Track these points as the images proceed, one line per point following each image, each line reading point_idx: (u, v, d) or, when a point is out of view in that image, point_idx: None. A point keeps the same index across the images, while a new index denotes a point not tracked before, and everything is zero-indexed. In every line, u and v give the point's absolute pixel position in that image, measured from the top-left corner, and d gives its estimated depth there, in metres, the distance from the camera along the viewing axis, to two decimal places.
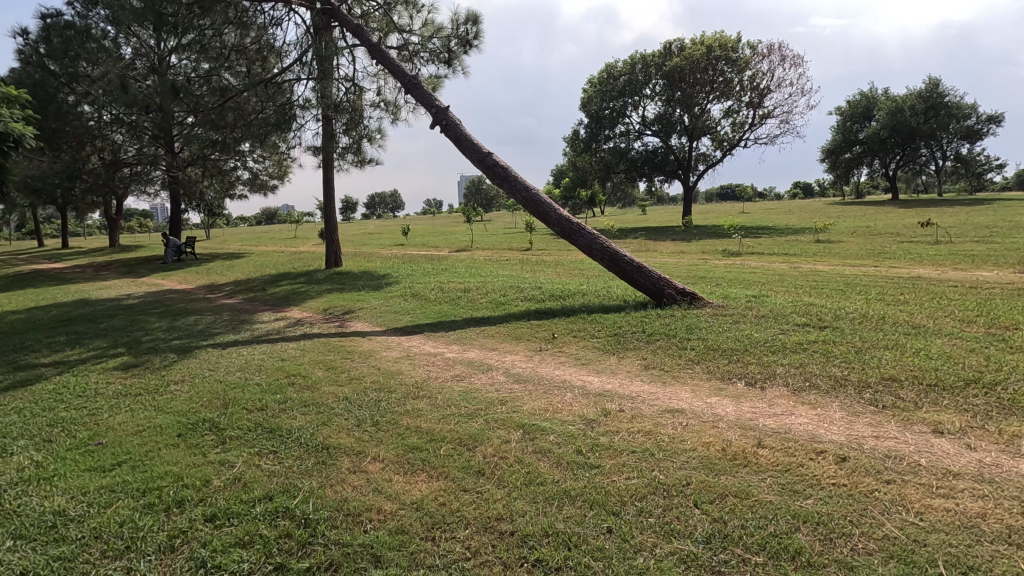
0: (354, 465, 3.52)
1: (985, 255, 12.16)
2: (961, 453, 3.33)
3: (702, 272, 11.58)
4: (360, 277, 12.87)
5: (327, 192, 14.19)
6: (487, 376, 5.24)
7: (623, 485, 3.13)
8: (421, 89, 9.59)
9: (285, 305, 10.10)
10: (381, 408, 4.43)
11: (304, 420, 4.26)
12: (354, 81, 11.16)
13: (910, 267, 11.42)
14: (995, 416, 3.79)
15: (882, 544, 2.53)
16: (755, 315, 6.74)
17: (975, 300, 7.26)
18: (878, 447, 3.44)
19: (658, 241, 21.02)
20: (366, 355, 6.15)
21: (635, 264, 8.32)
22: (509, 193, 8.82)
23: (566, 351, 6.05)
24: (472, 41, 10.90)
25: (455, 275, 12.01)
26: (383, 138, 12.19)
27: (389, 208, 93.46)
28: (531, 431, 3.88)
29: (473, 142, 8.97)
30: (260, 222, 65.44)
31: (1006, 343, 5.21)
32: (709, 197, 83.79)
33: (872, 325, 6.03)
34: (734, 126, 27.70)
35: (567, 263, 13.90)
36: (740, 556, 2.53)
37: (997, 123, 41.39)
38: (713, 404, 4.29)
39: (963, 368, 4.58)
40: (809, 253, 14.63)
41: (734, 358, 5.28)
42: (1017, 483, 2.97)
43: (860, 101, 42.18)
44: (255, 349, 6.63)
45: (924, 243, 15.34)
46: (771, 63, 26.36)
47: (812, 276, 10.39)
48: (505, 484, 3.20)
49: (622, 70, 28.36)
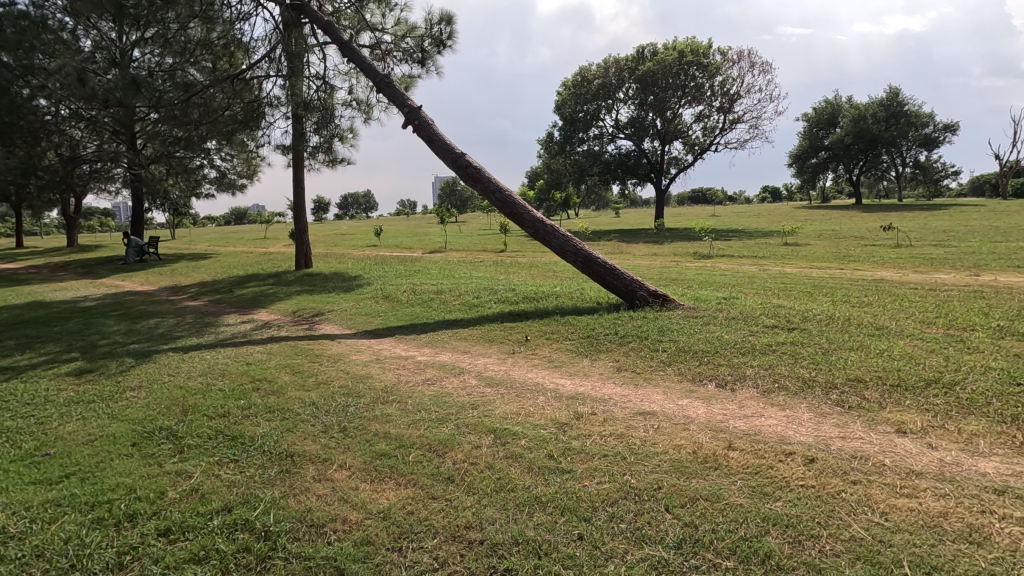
0: (320, 473, 3.41)
1: (943, 259, 12.65)
2: (924, 453, 3.40)
3: (674, 274, 11.75)
4: (330, 278, 12.67)
5: (297, 191, 13.92)
6: (459, 380, 5.16)
7: (594, 490, 3.09)
8: (394, 89, 9.46)
9: (251, 307, 9.84)
10: (349, 414, 4.32)
11: (269, 426, 4.12)
12: (325, 79, 10.96)
13: (872, 270, 11.82)
14: (954, 415, 3.88)
15: (850, 546, 2.55)
16: (725, 317, 6.84)
17: (934, 302, 7.52)
18: (844, 447, 3.49)
19: (630, 243, 21.29)
20: (334, 359, 6.01)
21: (608, 266, 8.34)
22: (483, 194, 8.70)
23: (539, 353, 6.02)
24: (446, 41, 10.79)
25: (427, 276, 11.90)
26: (354, 138, 12.01)
27: (363, 209, 92.01)
28: (503, 435, 3.82)
29: (446, 142, 8.88)
30: (230, 222, 63.59)
31: (963, 343, 5.39)
32: (680, 200, 85.06)
33: (838, 327, 6.17)
34: (705, 130, 28.16)
35: (541, 264, 13.94)
36: (711, 561, 2.51)
37: (954, 131, 43.08)
38: (685, 406, 4.31)
39: (925, 368, 4.70)
40: (778, 256, 15.01)
41: (704, 359, 5.34)
42: (976, 482, 3.03)
43: (825, 108, 43.40)
44: (218, 354, 6.39)
45: (886, 246, 15.84)
46: (741, 69, 26.84)
47: (780, 278, 10.63)
48: (476, 492, 3.13)
49: (596, 73, 28.52)
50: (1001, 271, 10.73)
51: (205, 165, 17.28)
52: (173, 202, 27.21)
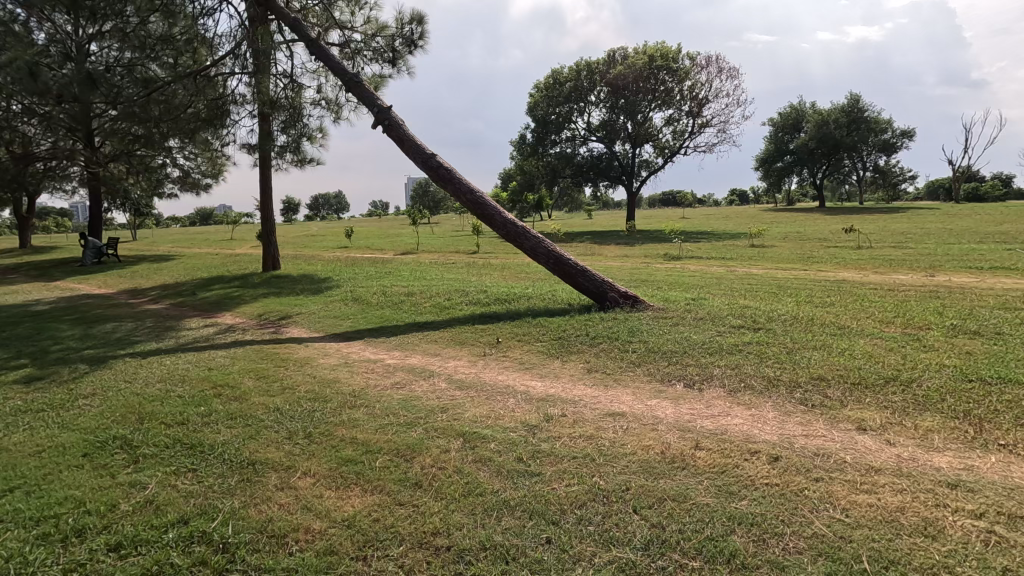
0: (282, 481, 3.32)
1: (901, 260, 13.10)
2: (883, 449, 3.48)
3: (644, 275, 11.91)
4: (299, 281, 12.41)
5: (264, 192, 13.59)
6: (428, 383, 5.09)
7: (563, 492, 3.08)
8: (362, 88, 9.32)
9: (215, 310, 9.56)
10: (316, 419, 4.22)
11: (230, 434, 4.00)
12: (292, 77, 10.76)
13: (834, 271, 12.16)
14: (911, 412, 4.00)
15: (812, 543, 2.59)
16: (693, 317, 6.94)
17: (892, 302, 7.74)
18: (807, 446, 3.55)
19: (601, 245, 21.47)
20: (301, 363, 5.87)
21: (580, 268, 8.36)
22: (454, 195, 8.62)
23: (510, 355, 5.99)
24: (417, 41, 10.69)
25: (398, 278, 11.77)
26: (323, 137, 11.82)
27: (334, 211, 90.46)
28: (472, 439, 3.78)
29: (417, 143, 8.78)
30: (195, 223, 61.73)
31: (920, 342, 5.56)
32: (651, 202, 86.31)
33: (802, 327, 6.31)
34: (675, 134, 28.59)
35: (514, 266, 13.97)
36: (678, 562, 2.52)
37: (910, 138, 44.70)
38: (654, 406, 4.34)
39: (883, 365, 4.84)
40: (744, 257, 15.35)
41: (673, 360, 5.39)
42: (931, 476, 3.13)
43: (790, 113, 44.56)
44: (179, 359, 6.17)
45: (848, 248, 16.31)
46: (709, 74, 27.32)
47: (747, 279, 10.84)
48: (443, 496, 3.08)
49: (568, 76, 28.66)
50: (955, 272, 11.19)
51: (168, 163, 16.73)
52: (133, 202, 26.19)
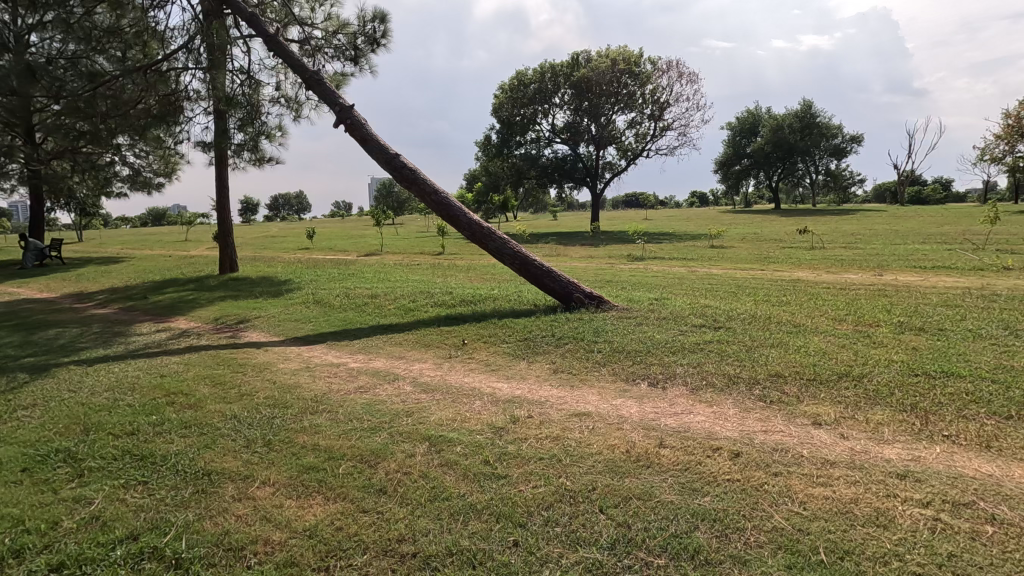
0: (240, 492, 3.20)
1: (851, 260, 13.68)
2: (837, 442, 3.61)
3: (608, 275, 12.07)
4: (258, 283, 12.05)
5: (220, 191, 13.14)
6: (393, 387, 5.00)
7: (530, 494, 3.07)
8: (323, 85, 9.11)
9: (168, 315, 9.18)
10: (275, 426, 4.09)
11: (184, 444, 3.82)
12: (249, 73, 10.45)
13: (789, 271, 12.57)
14: (863, 406, 4.16)
15: (772, 536, 2.66)
16: (656, 317, 7.05)
17: (844, 300, 8.05)
18: (766, 441, 3.65)
19: (566, 246, 21.63)
20: (260, 368, 5.69)
21: (545, 269, 8.38)
22: (418, 195, 8.51)
23: (476, 357, 5.95)
24: (380, 39, 10.52)
25: (361, 280, 11.58)
26: (283, 136, 11.52)
27: (294, 211, 88.21)
28: (438, 443, 3.73)
29: (380, 143, 8.65)
30: (147, 224, 59.20)
31: (870, 339, 5.80)
32: (615, 204, 87.56)
33: (760, 325, 6.49)
34: (638, 137, 29.07)
35: (479, 267, 13.93)
36: (643, 560, 2.54)
37: (859, 143, 46.74)
38: (619, 405, 4.39)
39: (836, 362, 5.03)
40: (705, 258, 15.73)
41: (637, 359, 5.46)
42: (882, 468, 3.26)
43: (747, 118, 45.91)
44: (128, 366, 5.89)
45: (802, 249, 16.92)
46: (670, 78, 27.89)
47: (707, 279, 11.11)
48: (409, 502, 3.03)
49: (532, 78, 28.75)
50: (901, 271, 11.72)
51: (116, 161, 15.97)
52: (78, 201, 24.92)
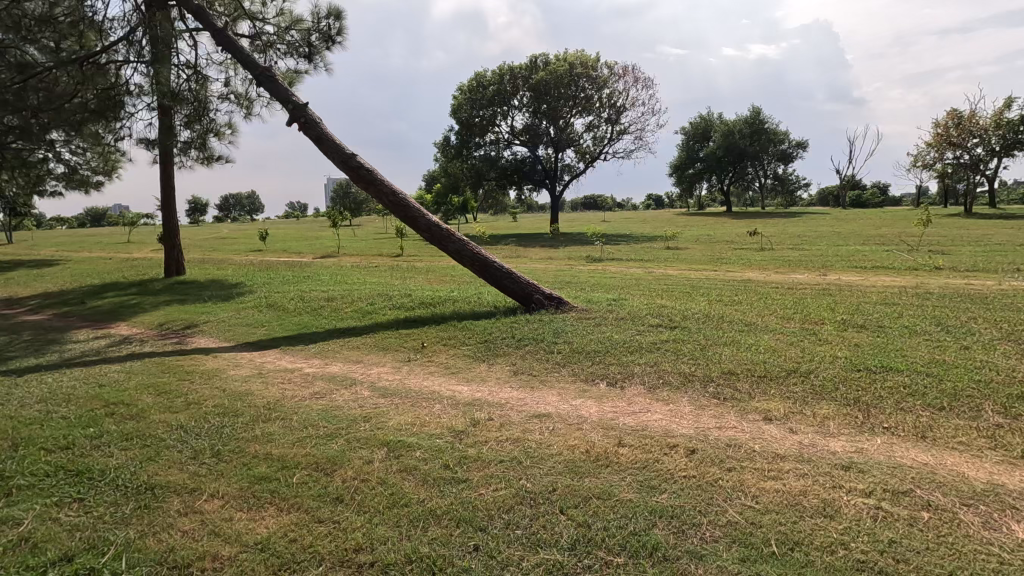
0: (187, 506, 3.05)
1: (798, 261, 14.25)
2: (787, 437, 3.74)
3: (568, 276, 12.18)
4: (207, 286, 11.58)
5: (166, 191, 12.55)
6: (350, 392, 4.89)
7: (490, 497, 3.05)
8: (276, 82, 8.83)
9: (109, 320, 8.70)
10: (225, 435, 3.92)
11: (124, 457, 3.62)
12: (196, 68, 10.05)
13: (740, 271, 13.01)
14: (810, 401, 4.33)
15: (726, 531, 2.72)
16: (614, 317, 7.16)
17: (792, 299, 8.39)
18: (720, 437, 3.75)
19: (526, 247, 21.76)
20: (209, 375, 5.45)
21: (505, 270, 8.38)
22: (375, 196, 8.36)
23: (435, 360, 5.89)
24: (335, 36, 10.29)
25: (317, 282, 11.30)
26: (232, 134, 11.12)
27: (246, 211, 85.22)
28: (397, 448, 3.66)
29: (336, 142, 8.45)
30: (85, 224, 55.91)
31: (815, 336, 6.06)
32: (574, 206, 88.56)
33: (713, 324, 6.68)
34: (595, 140, 29.49)
35: (439, 269, 13.81)
36: (603, 559, 2.56)
37: (804, 149, 48.86)
38: (579, 406, 4.42)
39: (785, 359, 5.23)
40: (661, 259, 16.12)
41: (596, 359, 5.53)
42: (828, 460, 3.40)
43: (699, 123, 47.30)
44: (63, 375, 5.53)
45: (752, 250, 17.53)
46: (626, 83, 28.42)
47: (664, 280, 11.37)
48: (366, 510, 2.96)
49: (491, 79, 28.75)
50: (843, 271, 12.31)
51: (49, 157, 15.02)
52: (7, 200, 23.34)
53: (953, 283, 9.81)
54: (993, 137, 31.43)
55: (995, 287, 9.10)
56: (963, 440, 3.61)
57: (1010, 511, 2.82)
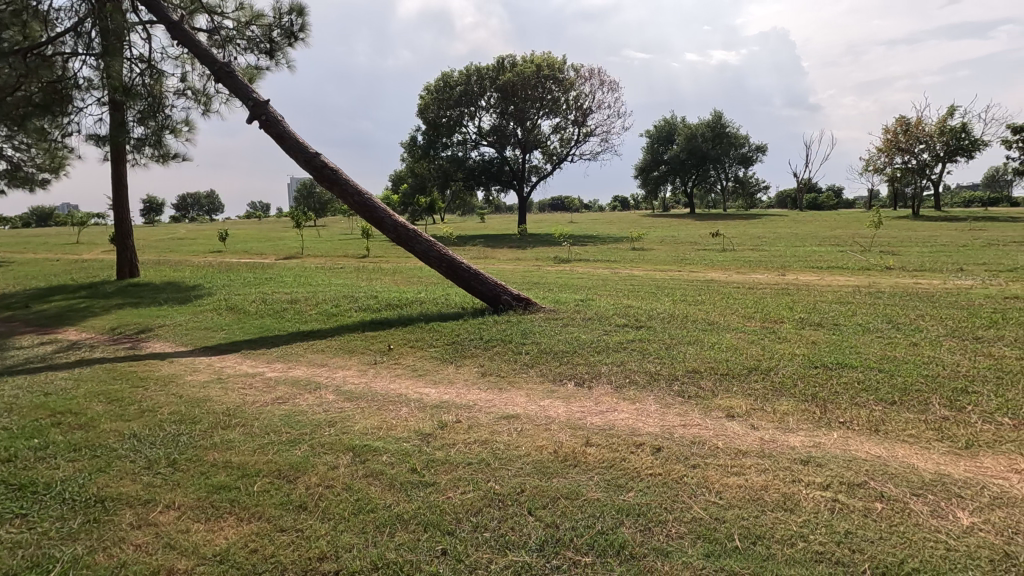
0: (140, 518, 2.92)
1: (759, 261, 14.67)
2: (748, 433, 3.84)
3: (535, 277, 12.24)
4: (162, 289, 11.15)
5: (118, 190, 12.04)
6: (314, 396, 4.78)
7: (458, 500, 3.03)
8: (235, 79, 8.57)
9: (56, 325, 8.29)
10: (181, 443, 3.78)
11: (72, 469, 3.44)
12: (150, 63, 9.69)
13: (703, 271, 13.30)
14: (771, 397, 4.45)
15: (691, 527, 2.77)
16: (582, 318, 7.21)
17: (752, 299, 8.63)
18: (685, 435, 3.82)
19: (493, 248, 21.73)
20: (164, 381, 5.24)
21: (473, 272, 8.34)
22: (340, 196, 8.20)
23: (402, 362, 5.82)
24: (297, 33, 10.08)
25: (279, 284, 11.02)
26: (189, 131, 10.76)
27: (205, 211, 82.45)
28: (363, 453, 3.60)
29: (298, 141, 8.26)
30: (30, 224, 53.10)
31: (774, 334, 6.24)
32: (541, 207, 89.05)
33: (678, 324, 6.81)
34: (562, 141, 29.71)
35: (406, 270, 13.67)
36: (571, 559, 2.57)
37: (763, 152, 50.35)
38: (546, 406, 4.43)
39: (746, 357, 5.36)
40: (627, 259, 16.36)
41: (564, 359, 5.56)
42: (788, 455, 3.50)
43: (663, 126, 48.19)
44: (5, 384, 5.23)
45: (715, 251, 17.99)
46: (592, 86, 28.72)
47: (630, 280, 11.55)
48: (331, 517, 2.89)
49: (458, 80, 28.62)
50: (801, 271, 12.73)
51: None
52: None
53: (903, 282, 10.27)
54: (938, 143, 33.05)
55: (940, 286, 9.56)
56: (912, 433, 3.78)
57: (955, 499, 2.96)
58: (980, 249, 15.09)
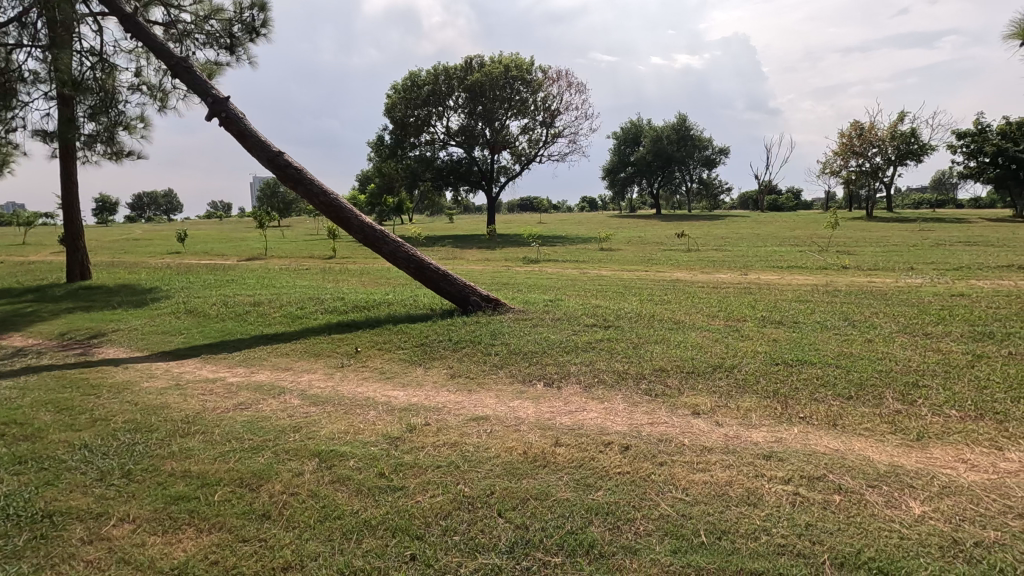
0: (93, 532, 2.79)
1: (722, 261, 15.05)
2: (713, 430, 3.92)
3: (504, 277, 12.25)
4: (116, 292, 10.69)
5: (67, 189, 11.49)
6: (278, 401, 4.65)
7: (427, 504, 2.99)
8: (193, 74, 8.29)
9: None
10: (137, 453, 3.63)
11: (17, 483, 3.27)
12: (102, 56, 9.28)
13: (669, 271, 13.53)
14: (734, 394, 4.56)
15: (658, 524, 2.81)
16: (551, 318, 7.24)
17: (716, 298, 8.83)
18: (653, 433, 3.87)
19: (462, 249, 21.62)
20: (118, 389, 5.02)
21: (441, 273, 8.27)
22: (305, 196, 8.01)
23: (370, 365, 5.73)
24: (259, 28, 9.81)
25: (242, 286, 10.72)
26: (145, 128, 10.38)
27: (162, 211, 79.58)
28: (329, 458, 3.52)
29: (260, 140, 8.04)
30: None
31: (737, 332, 6.40)
32: (510, 207, 89.19)
33: (645, 323, 6.91)
34: (531, 142, 29.81)
35: (373, 271, 13.48)
36: (541, 560, 2.57)
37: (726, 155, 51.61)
38: (516, 407, 4.43)
39: (710, 355, 5.48)
40: (595, 259, 16.55)
41: (533, 360, 5.56)
42: (752, 450, 3.58)
43: (630, 129, 48.87)
44: None
45: (680, 251, 18.36)
46: (560, 88, 28.91)
47: (598, 280, 11.68)
48: (296, 526, 2.82)
49: (425, 79, 28.38)
50: (762, 271, 13.11)
51: None
52: None
53: (858, 281, 10.69)
54: (890, 147, 34.51)
55: (892, 285, 9.95)
56: (868, 426, 3.92)
57: (908, 489, 3.09)
58: (929, 248, 15.81)
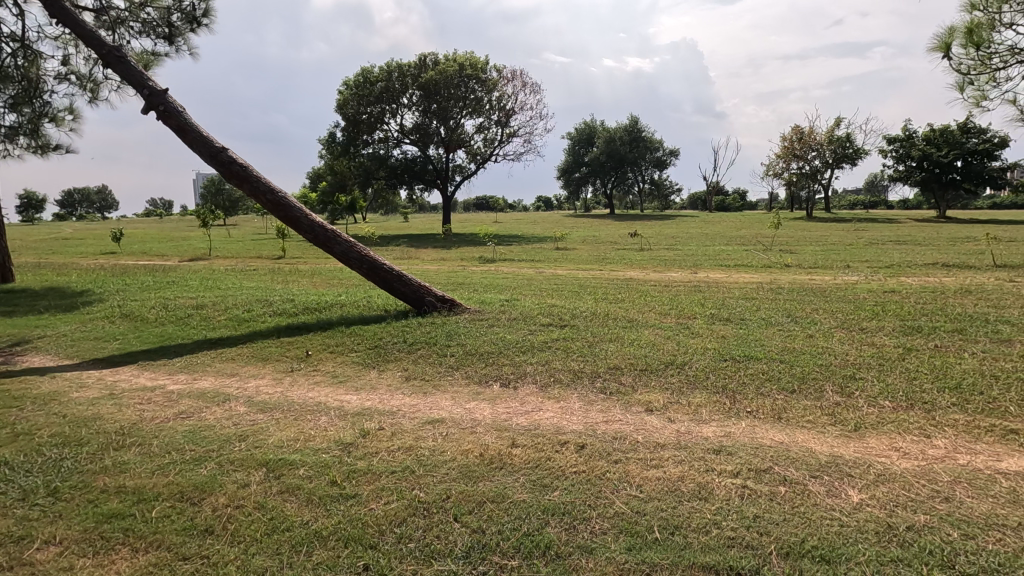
0: (12, 558, 2.58)
1: (673, 260, 15.46)
2: (665, 426, 4.00)
3: (459, 277, 12.18)
4: (42, 295, 9.97)
5: None
6: (223, 409, 4.45)
7: (381, 512, 2.92)
8: (127, 64, 7.82)
9: None
10: (65, 470, 3.38)
11: None
12: (24, 42, 8.63)
13: (623, 270, 13.78)
14: (686, 391, 4.67)
15: (614, 522, 2.84)
16: (507, 318, 7.23)
17: (667, 296, 9.04)
18: (608, 431, 3.92)
19: (417, 248, 21.33)
20: (44, 400, 4.67)
21: (396, 273, 8.12)
22: (251, 195, 7.69)
23: (321, 368, 5.56)
24: (200, 18, 9.37)
25: (184, 288, 10.22)
26: (74, 120, 9.75)
27: (96, 208, 74.94)
28: (277, 467, 3.39)
29: (202, 135, 7.68)
30: None
31: (688, 330, 6.58)
32: (466, 206, 88.75)
33: (600, 322, 7.00)
34: (486, 142, 29.74)
35: (325, 271, 13.13)
36: (498, 564, 2.55)
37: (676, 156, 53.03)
38: (472, 409, 4.39)
39: (662, 352, 5.61)
40: (550, 258, 16.68)
41: (489, 360, 5.54)
42: (703, 445, 3.68)
43: (583, 129, 49.49)
44: None
45: (633, 250, 18.74)
46: (515, 88, 28.93)
47: (553, 279, 11.77)
48: (241, 540, 2.69)
49: (378, 76, 27.82)
50: (711, 269, 13.55)
51: None
52: None
53: (799, 278, 11.19)
54: (827, 151, 36.36)
55: (831, 282, 10.45)
56: (810, 419, 4.09)
57: (847, 478, 3.24)
58: (863, 247, 16.76)
